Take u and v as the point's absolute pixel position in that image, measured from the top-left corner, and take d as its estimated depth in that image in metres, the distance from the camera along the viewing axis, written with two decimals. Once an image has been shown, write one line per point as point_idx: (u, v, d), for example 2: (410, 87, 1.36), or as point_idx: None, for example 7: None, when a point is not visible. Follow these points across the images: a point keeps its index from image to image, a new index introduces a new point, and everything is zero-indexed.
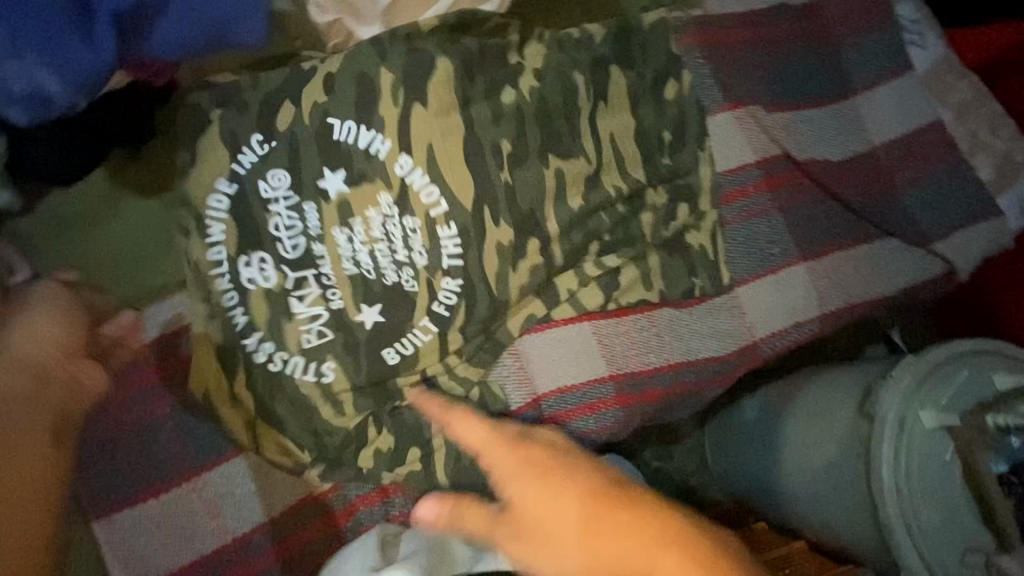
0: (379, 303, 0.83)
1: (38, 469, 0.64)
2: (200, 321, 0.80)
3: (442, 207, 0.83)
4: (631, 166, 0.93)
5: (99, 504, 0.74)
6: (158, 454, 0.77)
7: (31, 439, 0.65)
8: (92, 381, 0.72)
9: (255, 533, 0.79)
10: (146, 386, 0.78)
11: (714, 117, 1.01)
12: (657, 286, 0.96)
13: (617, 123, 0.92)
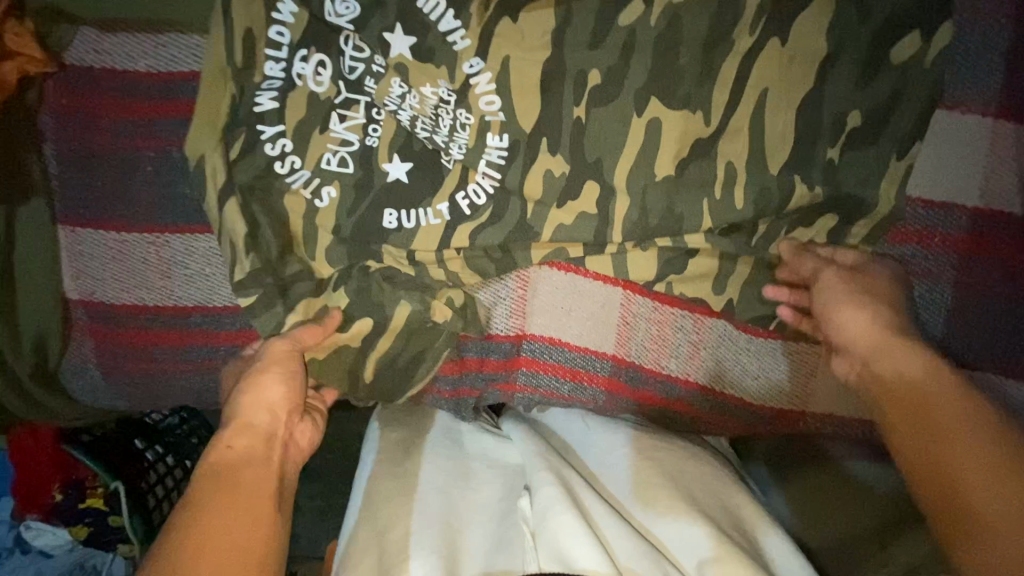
0: (413, 162, 0.70)
1: (228, 462, 0.58)
2: (210, 74, 0.69)
3: (501, 119, 0.68)
4: (788, 137, 0.66)
5: (68, 212, 0.73)
6: (132, 193, 0.73)
7: (249, 434, 0.61)
8: (277, 391, 0.65)
9: (194, 310, 0.76)
10: (139, 119, 0.71)
11: (966, 117, 0.66)
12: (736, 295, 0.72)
13: (802, 63, 0.65)
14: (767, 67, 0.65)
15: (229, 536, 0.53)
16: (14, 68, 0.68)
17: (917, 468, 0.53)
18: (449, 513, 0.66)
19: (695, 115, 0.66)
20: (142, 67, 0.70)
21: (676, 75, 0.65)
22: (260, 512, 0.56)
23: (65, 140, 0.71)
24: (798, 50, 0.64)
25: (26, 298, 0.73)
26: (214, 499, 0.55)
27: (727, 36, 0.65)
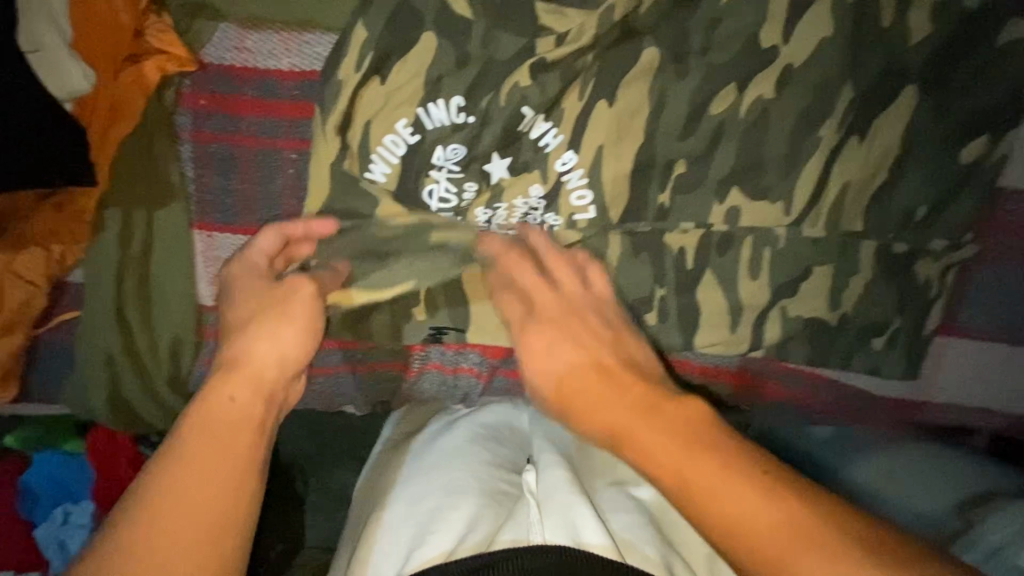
0: (553, 180, 0.71)
1: (178, 484, 0.47)
2: (355, 79, 0.66)
3: (642, 131, 0.70)
4: (929, 141, 0.68)
5: (207, 214, 0.70)
6: (273, 194, 0.70)
7: (208, 439, 0.50)
8: (34, 268, 0.67)
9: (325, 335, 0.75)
10: (280, 118, 0.69)
11: None
12: (855, 300, 0.75)
13: (946, 73, 0.66)
14: (912, 76, 0.66)
15: (162, 571, 0.43)
16: (155, 66, 0.64)
17: (646, 462, 0.47)
18: (452, 478, 0.60)
19: (842, 128, 0.68)
20: (285, 65, 0.67)
21: (826, 94, 0.67)
22: (225, 525, 0.47)
23: (204, 140, 0.69)
24: (937, 63, 0.66)
25: (164, 302, 0.71)
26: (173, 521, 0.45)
27: (881, 46, 0.65)
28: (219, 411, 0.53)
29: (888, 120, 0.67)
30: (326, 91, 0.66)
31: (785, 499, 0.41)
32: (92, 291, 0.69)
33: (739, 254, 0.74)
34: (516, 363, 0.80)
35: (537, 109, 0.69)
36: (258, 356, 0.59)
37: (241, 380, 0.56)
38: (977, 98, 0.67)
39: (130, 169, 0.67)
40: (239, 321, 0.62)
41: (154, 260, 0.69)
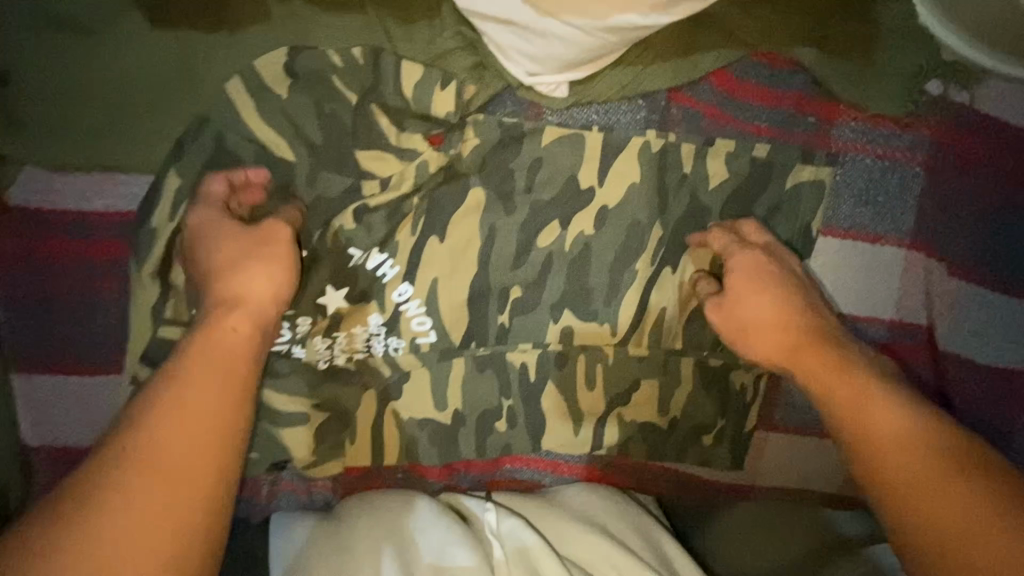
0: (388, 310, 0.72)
1: (158, 454, 0.47)
2: (170, 225, 0.65)
3: (475, 262, 0.72)
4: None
5: (20, 356, 0.67)
6: (94, 333, 0.68)
7: (195, 412, 0.50)
8: None
9: None
10: (97, 257, 0.67)
11: (884, 250, 0.75)
12: (682, 404, 0.81)
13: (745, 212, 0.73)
14: (710, 216, 0.73)
15: (159, 529, 0.44)
16: None
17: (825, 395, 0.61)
18: (413, 515, 0.71)
19: (653, 260, 0.73)
20: (99, 206, 0.66)
21: (637, 230, 0.72)
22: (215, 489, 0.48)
23: (12, 281, 0.66)
24: (734, 205, 0.72)
25: None
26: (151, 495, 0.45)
27: (683, 189, 0.71)
28: (191, 415, 0.50)
29: (694, 252, 0.74)
30: (141, 235, 0.65)
31: (928, 446, 0.53)
32: None
33: (575, 369, 0.78)
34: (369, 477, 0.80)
35: (368, 245, 0.70)
36: (224, 345, 0.55)
37: (223, 332, 0.55)
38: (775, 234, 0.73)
39: None
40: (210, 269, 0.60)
41: None
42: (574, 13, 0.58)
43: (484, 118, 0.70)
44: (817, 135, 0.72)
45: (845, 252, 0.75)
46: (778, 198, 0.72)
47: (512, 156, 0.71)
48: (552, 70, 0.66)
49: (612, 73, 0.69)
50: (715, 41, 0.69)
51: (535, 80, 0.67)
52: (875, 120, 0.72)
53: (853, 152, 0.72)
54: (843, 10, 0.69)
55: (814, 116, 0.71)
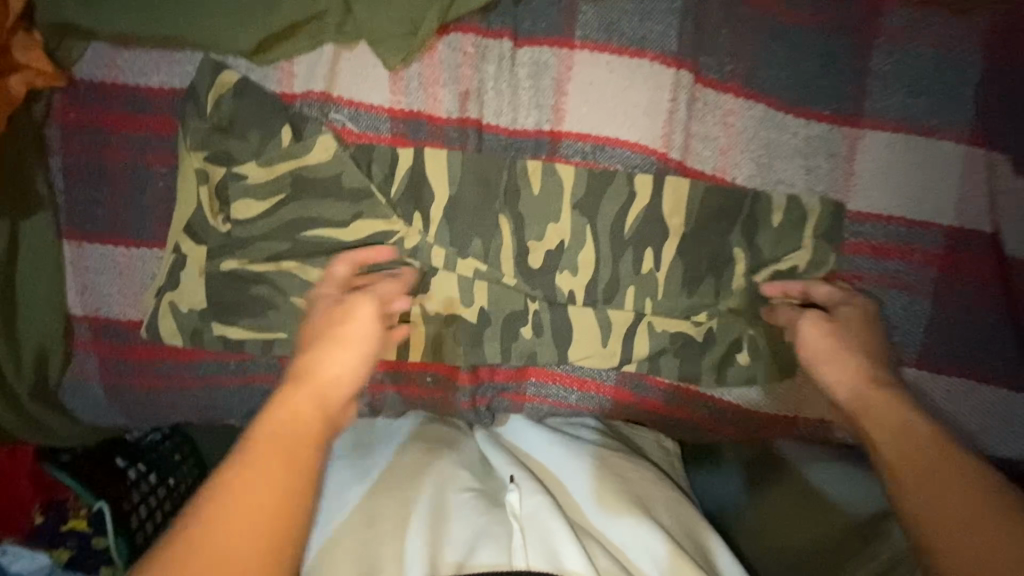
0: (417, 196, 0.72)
1: (254, 487, 0.47)
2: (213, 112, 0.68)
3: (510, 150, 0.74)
4: (771, 166, 0.73)
5: (75, 226, 0.72)
6: (144, 207, 0.72)
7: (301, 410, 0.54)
8: None
9: (202, 355, 0.76)
10: (151, 132, 0.71)
11: (938, 144, 0.71)
12: (719, 315, 0.78)
13: (782, 104, 0.71)
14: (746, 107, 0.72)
15: (247, 511, 0.45)
16: (23, 80, 0.66)
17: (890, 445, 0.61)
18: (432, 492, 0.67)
19: (686, 153, 0.73)
20: (155, 81, 0.70)
21: (671, 120, 0.72)
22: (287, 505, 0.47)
23: (74, 152, 0.70)
24: (766, 100, 0.71)
25: (28, 310, 0.72)
26: (264, 480, 0.47)
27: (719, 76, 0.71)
28: (281, 420, 0.52)
29: (730, 143, 0.73)
30: (188, 108, 0.68)
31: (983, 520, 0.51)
32: None
33: (605, 270, 0.75)
34: (401, 376, 0.81)
35: (406, 129, 0.73)
36: (330, 372, 0.58)
37: (290, 406, 0.54)
38: (815, 124, 0.72)
39: None
40: (316, 333, 0.62)
41: (22, 269, 0.71)
42: None
43: (515, 8, 0.72)
44: (864, 21, 0.70)
45: (892, 143, 0.72)
46: (813, 92, 0.71)
47: (544, 47, 0.72)
48: None
49: None
50: None
51: None
52: (927, 6, 0.69)
53: (900, 41, 0.70)
54: None
55: (860, 2, 0.69)
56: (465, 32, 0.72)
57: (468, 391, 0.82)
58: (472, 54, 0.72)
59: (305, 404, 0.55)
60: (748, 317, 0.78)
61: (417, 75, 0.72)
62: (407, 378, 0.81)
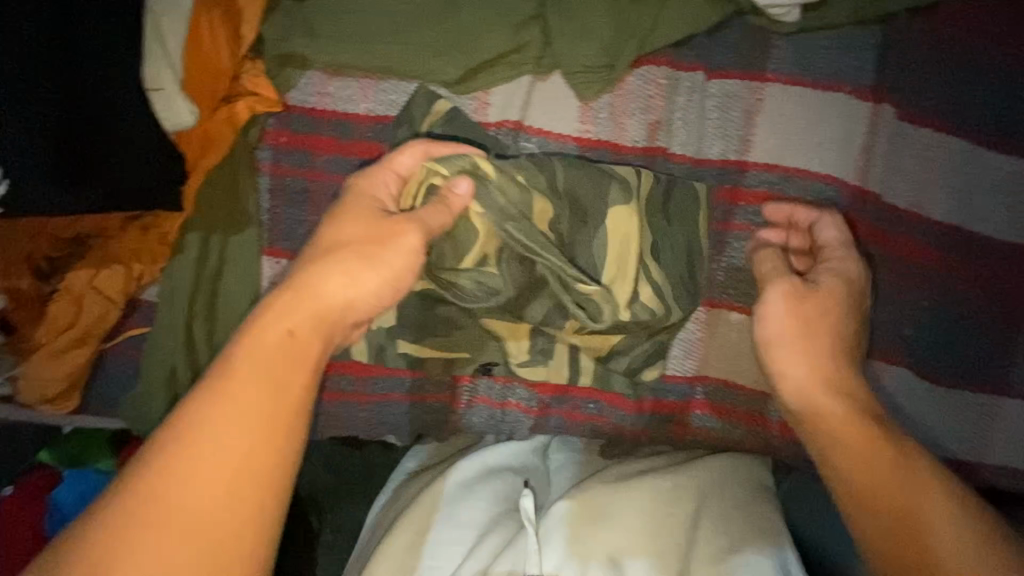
0: None
1: (202, 451, 0.43)
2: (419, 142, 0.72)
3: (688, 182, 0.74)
4: (967, 201, 0.72)
5: (275, 242, 0.75)
6: None
7: (259, 404, 0.46)
8: (115, 281, 0.73)
9: (378, 370, 0.79)
10: (355, 155, 0.74)
11: None
12: (909, 353, 0.74)
13: (979, 138, 0.71)
14: (945, 141, 0.71)
15: (194, 512, 0.42)
16: (246, 105, 0.70)
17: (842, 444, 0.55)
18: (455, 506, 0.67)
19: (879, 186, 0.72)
20: (362, 106, 0.73)
21: (864, 152, 0.72)
22: (248, 490, 0.44)
23: (284, 170, 0.74)
24: (963, 135, 0.71)
25: (225, 325, 0.74)
26: (228, 437, 0.44)
27: (917, 110, 0.71)
28: (267, 340, 0.49)
29: (925, 176, 0.72)
30: (401, 134, 0.72)
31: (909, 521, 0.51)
32: (167, 309, 0.73)
33: None
34: (565, 401, 0.81)
35: (593, 156, 0.75)
36: (330, 293, 0.53)
37: (278, 328, 0.50)
38: (1013, 161, 0.71)
39: (212, 196, 0.72)
40: (332, 243, 0.56)
41: (225, 280, 0.74)
42: None
43: (709, 41, 0.73)
44: None
45: None
46: (1012, 127, 0.70)
47: (735, 79, 0.73)
48: None
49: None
50: None
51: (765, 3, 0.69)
52: None
53: None
54: None
55: None
56: (658, 64, 0.73)
57: (631, 420, 0.81)
58: (663, 85, 0.73)
59: (301, 326, 0.51)
60: (938, 356, 0.74)
61: (607, 106, 0.74)
62: (571, 403, 0.81)
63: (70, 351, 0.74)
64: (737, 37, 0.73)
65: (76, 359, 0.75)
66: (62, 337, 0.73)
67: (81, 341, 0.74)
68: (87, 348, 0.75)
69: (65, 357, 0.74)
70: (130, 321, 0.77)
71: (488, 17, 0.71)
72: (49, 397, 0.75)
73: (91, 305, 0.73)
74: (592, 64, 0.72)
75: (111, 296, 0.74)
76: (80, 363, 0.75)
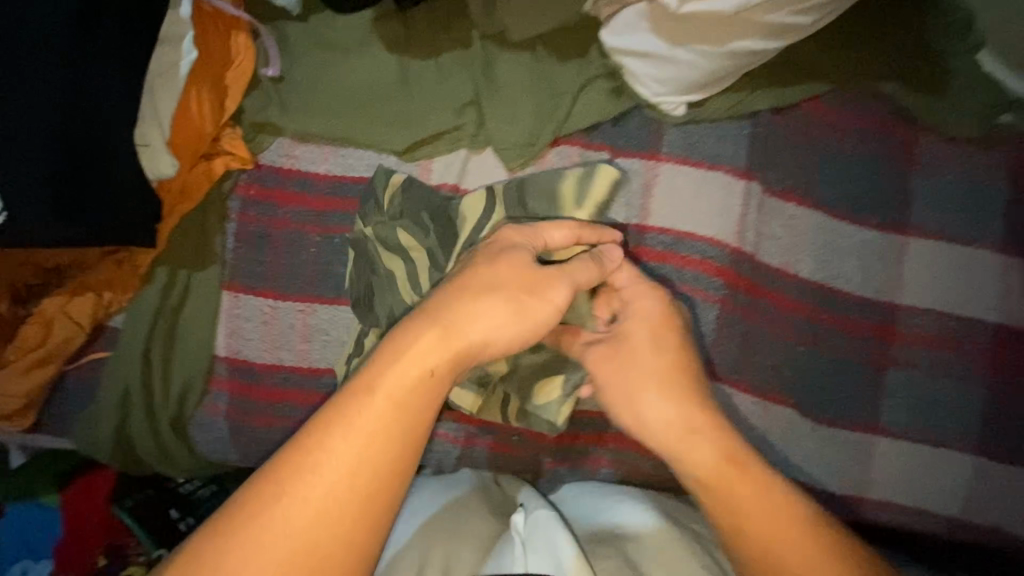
0: None
1: (351, 472, 0.53)
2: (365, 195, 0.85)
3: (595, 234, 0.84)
4: (829, 264, 0.85)
5: (236, 279, 0.85)
6: (295, 267, 0.86)
7: (382, 438, 0.54)
8: (84, 308, 0.81)
9: (318, 397, 0.86)
10: (314, 207, 0.87)
11: (975, 254, 0.83)
12: (787, 393, 0.85)
13: (835, 212, 0.85)
14: (806, 213, 0.85)
15: (332, 513, 0.52)
16: (223, 163, 0.83)
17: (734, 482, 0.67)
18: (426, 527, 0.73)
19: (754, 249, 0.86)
20: (322, 167, 0.87)
21: (741, 220, 0.85)
22: (367, 510, 0.53)
23: (249, 217, 0.86)
24: (822, 209, 0.85)
25: (186, 349, 0.84)
26: (339, 465, 0.53)
27: (783, 188, 0.86)
28: (409, 375, 0.56)
29: (792, 242, 0.85)
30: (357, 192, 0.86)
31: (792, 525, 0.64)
32: (126, 336, 0.82)
33: None
34: (491, 433, 0.89)
35: None
36: (475, 331, 0.60)
37: (421, 366, 0.57)
38: (865, 234, 0.85)
39: (185, 237, 0.83)
40: (479, 284, 0.62)
41: (189, 311, 0.84)
42: (711, 40, 0.76)
43: (614, 127, 0.89)
44: (903, 150, 0.85)
45: (929, 248, 0.84)
46: (862, 204, 0.85)
47: (635, 159, 0.88)
48: (666, 91, 0.85)
49: (722, 91, 0.85)
50: (812, 75, 0.84)
51: (658, 97, 0.86)
52: (954, 142, 0.84)
53: (935, 168, 0.84)
54: (936, 37, 0.82)
55: (900, 135, 0.85)
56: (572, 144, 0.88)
57: (550, 452, 0.89)
58: (577, 161, 0.88)
59: (441, 366, 0.58)
60: (812, 398, 0.85)
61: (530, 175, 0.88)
62: (496, 436, 0.88)
63: (32, 370, 0.81)
64: (637, 124, 0.89)
65: (37, 378, 0.81)
66: (27, 357, 0.80)
67: (44, 362, 0.81)
68: (49, 368, 0.81)
69: (27, 376, 0.81)
70: (93, 346, 0.85)
71: (432, 103, 0.86)
72: (5, 414, 0.81)
73: (59, 329, 0.81)
74: (518, 142, 0.87)
75: (79, 320, 0.81)
76: (39, 383, 0.81)
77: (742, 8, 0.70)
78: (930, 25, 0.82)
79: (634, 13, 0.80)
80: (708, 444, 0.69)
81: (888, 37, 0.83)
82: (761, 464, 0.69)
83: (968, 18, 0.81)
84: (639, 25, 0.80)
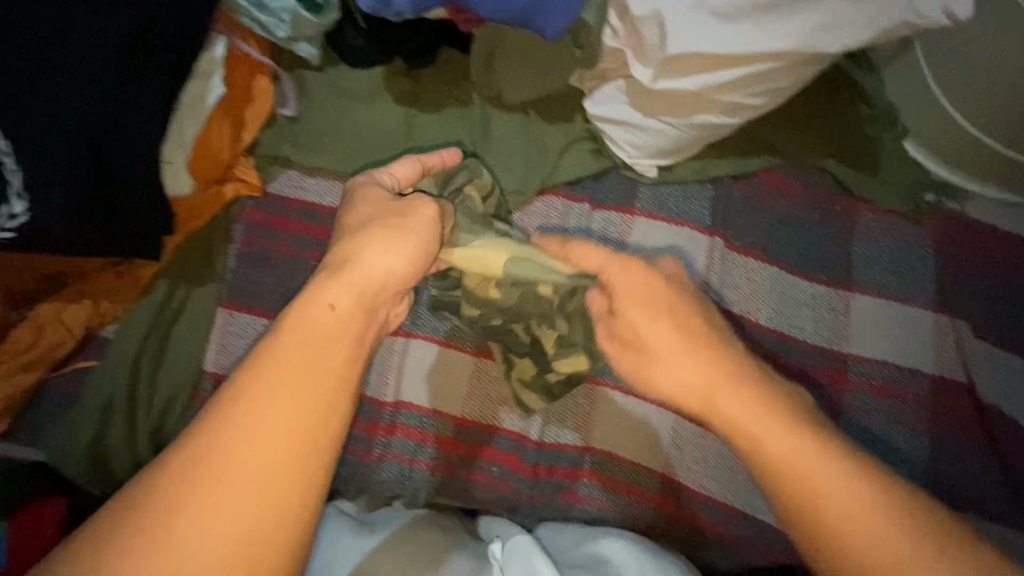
0: None
1: (254, 435, 0.53)
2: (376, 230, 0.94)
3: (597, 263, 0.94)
4: (783, 314, 0.94)
5: (232, 298, 0.90)
6: (291, 290, 0.91)
7: (286, 370, 0.57)
8: (77, 316, 0.84)
9: None
10: (315, 235, 0.93)
11: (910, 310, 0.93)
12: None
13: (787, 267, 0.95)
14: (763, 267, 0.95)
15: (241, 474, 0.52)
16: (234, 188, 0.90)
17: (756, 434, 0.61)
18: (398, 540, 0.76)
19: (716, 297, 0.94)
20: (326, 199, 0.94)
21: (704, 270, 0.95)
22: (301, 467, 0.54)
23: (252, 240, 0.91)
24: (776, 264, 0.95)
25: (173, 364, 0.86)
26: (261, 415, 0.54)
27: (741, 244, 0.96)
28: (311, 312, 0.61)
29: (750, 292, 0.94)
30: None
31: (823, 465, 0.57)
32: (118, 346, 0.84)
33: None
34: (470, 462, 0.91)
35: None
36: (372, 262, 0.66)
37: (322, 302, 0.62)
38: (814, 287, 0.94)
39: (190, 254, 0.88)
40: (361, 221, 0.69)
41: (182, 325, 0.87)
42: (679, 113, 0.88)
43: (594, 183, 1.00)
44: (844, 217, 0.97)
45: (871, 304, 0.94)
46: (810, 262, 0.96)
47: (612, 211, 0.98)
48: (639, 153, 0.96)
49: (687, 158, 0.97)
50: (760, 149, 0.98)
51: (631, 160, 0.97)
52: (886, 213, 0.97)
53: (873, 233, 0.96)
54: (869, 124, 0.96)
55: (841, 204, 0.97)
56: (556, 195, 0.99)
57: (525, 483, 0.91)
58: (561, 210, 0.98)
59: (342, 302, 0.62)
60: None
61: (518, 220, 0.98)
62: (474, 465, 0.91)
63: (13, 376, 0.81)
64: (613, 180, 1.00)
65: (16, 384, 0.82)
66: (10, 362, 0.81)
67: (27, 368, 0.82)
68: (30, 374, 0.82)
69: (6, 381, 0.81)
70: (79, 354, 0.86)
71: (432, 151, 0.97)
72: None
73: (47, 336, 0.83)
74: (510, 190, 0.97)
75: (69, 328, 0.83)
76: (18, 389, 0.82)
77: (704, 88, 0.83)
78: (863, 114, 0.96)
79: (612, 87, 0.91)
80: (718, 388, 0.64)
81: (830, 121, 0.97)
82: (784, 393, 0.63)
83: (891, 111, 0.96)
84: (617, 97, 0.92)
